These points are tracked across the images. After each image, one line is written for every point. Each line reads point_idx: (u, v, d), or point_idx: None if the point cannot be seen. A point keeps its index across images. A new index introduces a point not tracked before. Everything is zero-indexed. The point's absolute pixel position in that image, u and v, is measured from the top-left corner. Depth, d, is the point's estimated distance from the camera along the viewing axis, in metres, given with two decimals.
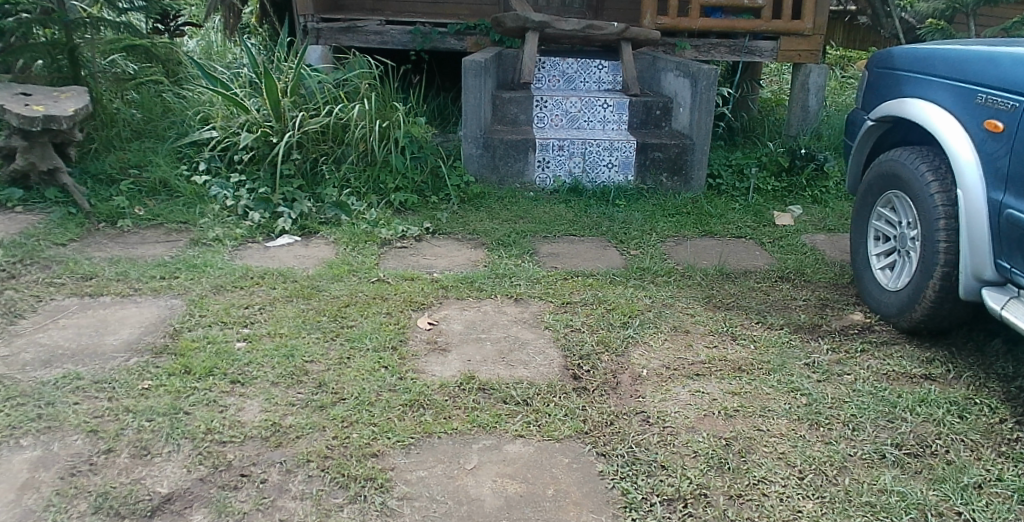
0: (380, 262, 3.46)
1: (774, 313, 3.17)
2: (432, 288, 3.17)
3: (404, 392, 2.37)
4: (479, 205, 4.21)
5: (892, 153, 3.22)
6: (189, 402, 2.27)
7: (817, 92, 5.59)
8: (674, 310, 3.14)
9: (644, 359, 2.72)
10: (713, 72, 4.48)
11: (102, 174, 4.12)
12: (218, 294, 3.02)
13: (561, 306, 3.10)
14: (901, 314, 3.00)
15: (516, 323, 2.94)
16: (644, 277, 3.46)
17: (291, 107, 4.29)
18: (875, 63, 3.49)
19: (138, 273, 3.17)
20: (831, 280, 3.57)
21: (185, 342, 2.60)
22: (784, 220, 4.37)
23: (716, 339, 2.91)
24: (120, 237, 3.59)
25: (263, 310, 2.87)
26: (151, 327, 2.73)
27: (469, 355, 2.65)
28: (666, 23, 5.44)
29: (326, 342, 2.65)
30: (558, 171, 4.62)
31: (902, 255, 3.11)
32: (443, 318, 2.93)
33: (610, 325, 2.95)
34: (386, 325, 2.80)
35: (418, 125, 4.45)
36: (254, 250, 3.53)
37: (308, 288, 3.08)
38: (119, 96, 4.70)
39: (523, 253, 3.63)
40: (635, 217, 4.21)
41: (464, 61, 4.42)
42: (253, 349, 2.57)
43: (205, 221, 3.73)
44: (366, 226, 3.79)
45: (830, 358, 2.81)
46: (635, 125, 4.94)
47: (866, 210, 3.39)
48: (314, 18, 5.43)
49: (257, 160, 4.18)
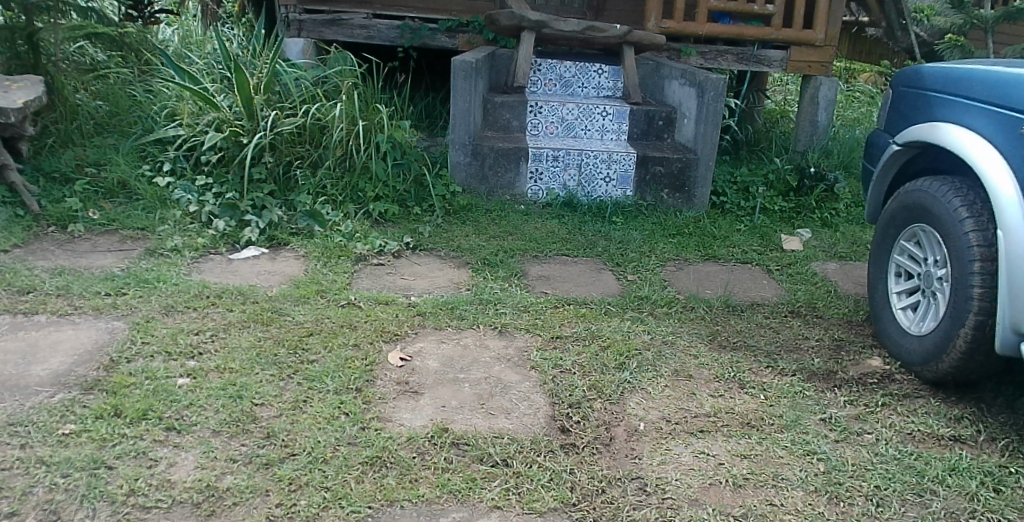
0: (353, 282, 3.14)
1: (786, 356, 2.92)
2: (408, 316, 2.86)
3: (366, 446, 2.06)
4: (465, 218, 3.90)
5: (921, 183, 2.93)
6: (114, 454, 1.93)
7: (827, 106, 5.32)
8: (676, 350, 2.84)
9: (642, 410, 2.44)
10: (721, 82, 4.17)
11: (56, 172, 3.75)
12: (167, 316, 2.69)
13: (550, 340, 2.80)
14: (926, 364, 2.73)
15: (500, 362, 2.62)
16: (642, 308, 3.16)
17: (264, 105, 3.93)
18: (904, 81, 3.17)
19: (81, 287, 2.83)
20: (845, 317, 3.31)
21: (120, 376, 2.26)
22: (792, 245, 4.11)
23: (722, 387, 2.64)
24: (69, 244, 3.26)
25: (216, 339, 2.54)
26: (84, 356, 2.37)
27: (445, 400, 2.35)
28: (671, 27, 5.11)
29: (281, 381, 2.32)
30: (552, 184, 4.30)
31: (927, 297, 2.85)
32: (418, 352, 2.62)
33: (604, 367, 2.64)
34: (352, 361, 2.47)
35: (402, 129, 4.11)
36: (216, 263, 3.21)
37: (269, 311, 2.76)
38: (83, 85, 4.31)
39: (511, 276, 3.33)
40: (633, 237, 3.91)
41: (454, 61, 4.09)
42: (197, 388, 2.24)
43: (165, 229, 3.40)
44: (342, 239, 3.48)
45: (848, 414, 2.58)
46: (635, 135, 4.64)
47: (888, 243, 3.11)
48: (297, 9, 5.13)
49: (227, 162, 3.84)
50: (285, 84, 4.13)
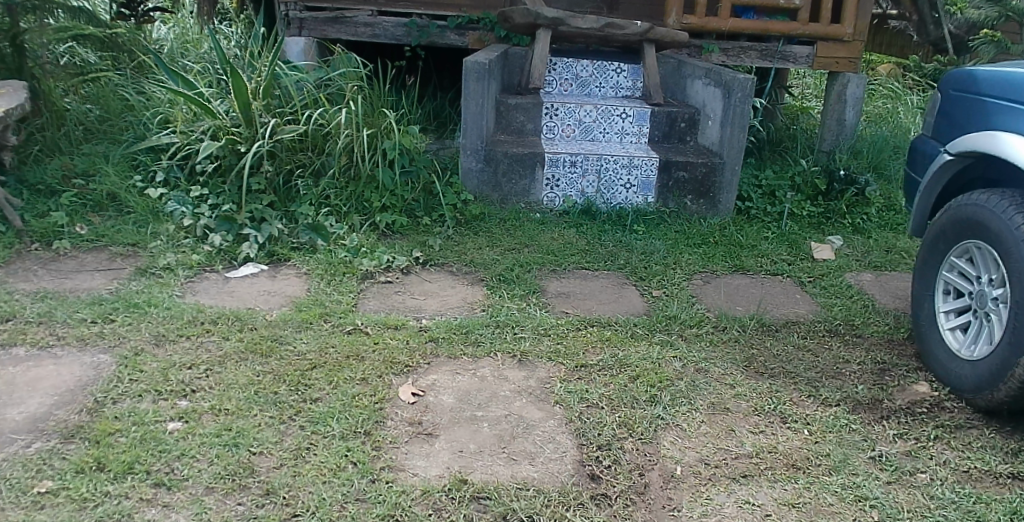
0: (359, 303, 2.92)
1: (828, 383, 2.69)
2: (419, 342, 2.64)
3: (375, 503, 1.85)
4: (477, 229, 3.67)
5: (976, 196, 2.69)
6: (94, 517, 1.72)
7: (855, 104, 5.08)
8: (711, 379, 2.62)
9: (677, 450, 2.22)
10: (750, 82, 3.93)
11: (42, 184, 3.53)
12: (157, 347, 2.47)
13: (575, 370, 2.57)
14: (979, 392, 2.49)
15: (520, 396, 2.40)
16: (671, 330, 2.93)
17: (262, 111, 3.71)
18: (956, 85, 2.93)
19: (66, 313, 2.63)
20: (885, 336, 3.07)
21: (103, 422, 2.05)
22: (823, 254, 3.87)
23: (763, 421, 2.42)
24: (54, 263, 3.05)
25: (210, 374, 2.33)
26: (65, 398, 2.17)
27: (461, 443, 2.13)
28: (693, 23, 4.87)
29: (282, 424, 2.11)
30: (569, 191, 4.07)
31: (980, 318, 2.61)
32: (432, 386, 2.40)
33: (634, 400, 2.42)
34: (360, 399, 2.26)
35: (410, 134, 3.89)
36: (212, 282, 3.00)
37: (268, 340, 2.54)
38: (71, 89, 4.09)
39: (528, 294, 3.11)
40: (656, 247, 3.68)
41: (465, 62, 3.86)
42: (189, 435, 2.03)
43: (157, 245, 3.19)
44: (346, 255, 3.26)
45: (900, 450, 2.35)
46: (656, 138, 4.40)
47: (935, 258, 2.87)
48: (297, 6, 4.89)
49: (224, 171, 3.62)
50: (286, 88, 3.91)
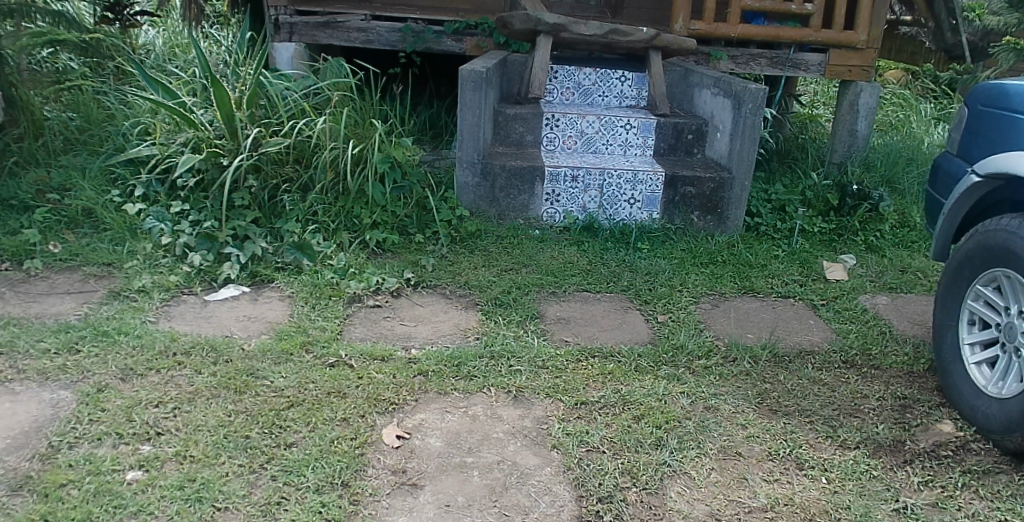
0: (345, 330, 2.74)
1: (845, 422, 2.50)
2: (407, 376, 2.45)
3: None
4: (473, 247, 3.49)
5: (1006, 222, 2.49)
6: None
7: (868, 114, 4.91)
8: (721, 419, 2.43)
9: (685, 503, 2.02)
10: (762, 92, 3.73)
11: (14, 199, 3.37)
12: (124, 382, 2.29)
13: (574, 408, 2.39)
14: (1007, 433, 2.28)
15: (514, 438, 2.22)
16: (678, 362, 2.74)
17: (247, 122, 3.54)
18: (984, 100, 2.74)
19: (29, 343, 2.45)
20: (905, 368, 2.88)
21: (55, 472, 1.87)
22: (836, 274, 3.68)
23: (778, 467, 2.23)
24: (22, 285, 2.87)
25: (178, 414, 2.15)
26: (17, 443, 1.99)
27: (448, 496, 1.94)
28: (701, 29, 4.70)
29: (252, 474, 1.93)
30: (570, 206, 3.88)
31: (1009, 353, 2.40)
32: (418, 427, 2.22)
33: (639, 444, 2.23)
34: (339, 443, 2.08)
35: (402, 146, 3.71)
36: (189, 306, 2.82)
37: (242, 375, 2.36)
38: (50, 97, 3.91)
39: (527, 320, 2.92)
40: (661, 267, 3.49)
41: (462, 70, 3.67)
42: (149, 488, 1.84)
43: (133, 265, 3.01)
44: (333, 276, 3.07)
45: (927, 500, 2.15)
46: (662, 150, 4.22)
47: (960, 285, 2.67)
48: (288, 10, 4.72)
49: (205, 186, 3.44)
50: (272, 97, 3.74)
